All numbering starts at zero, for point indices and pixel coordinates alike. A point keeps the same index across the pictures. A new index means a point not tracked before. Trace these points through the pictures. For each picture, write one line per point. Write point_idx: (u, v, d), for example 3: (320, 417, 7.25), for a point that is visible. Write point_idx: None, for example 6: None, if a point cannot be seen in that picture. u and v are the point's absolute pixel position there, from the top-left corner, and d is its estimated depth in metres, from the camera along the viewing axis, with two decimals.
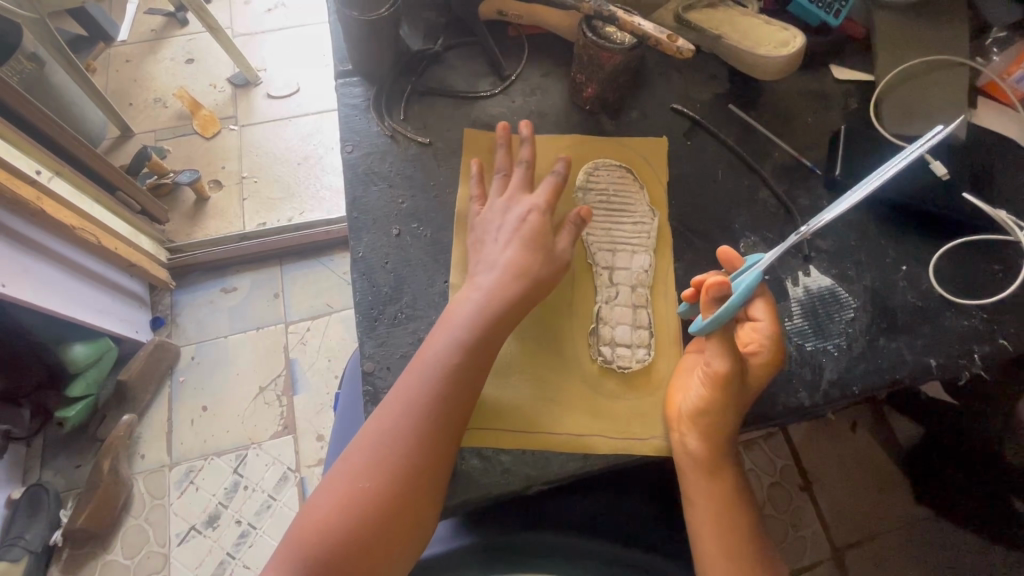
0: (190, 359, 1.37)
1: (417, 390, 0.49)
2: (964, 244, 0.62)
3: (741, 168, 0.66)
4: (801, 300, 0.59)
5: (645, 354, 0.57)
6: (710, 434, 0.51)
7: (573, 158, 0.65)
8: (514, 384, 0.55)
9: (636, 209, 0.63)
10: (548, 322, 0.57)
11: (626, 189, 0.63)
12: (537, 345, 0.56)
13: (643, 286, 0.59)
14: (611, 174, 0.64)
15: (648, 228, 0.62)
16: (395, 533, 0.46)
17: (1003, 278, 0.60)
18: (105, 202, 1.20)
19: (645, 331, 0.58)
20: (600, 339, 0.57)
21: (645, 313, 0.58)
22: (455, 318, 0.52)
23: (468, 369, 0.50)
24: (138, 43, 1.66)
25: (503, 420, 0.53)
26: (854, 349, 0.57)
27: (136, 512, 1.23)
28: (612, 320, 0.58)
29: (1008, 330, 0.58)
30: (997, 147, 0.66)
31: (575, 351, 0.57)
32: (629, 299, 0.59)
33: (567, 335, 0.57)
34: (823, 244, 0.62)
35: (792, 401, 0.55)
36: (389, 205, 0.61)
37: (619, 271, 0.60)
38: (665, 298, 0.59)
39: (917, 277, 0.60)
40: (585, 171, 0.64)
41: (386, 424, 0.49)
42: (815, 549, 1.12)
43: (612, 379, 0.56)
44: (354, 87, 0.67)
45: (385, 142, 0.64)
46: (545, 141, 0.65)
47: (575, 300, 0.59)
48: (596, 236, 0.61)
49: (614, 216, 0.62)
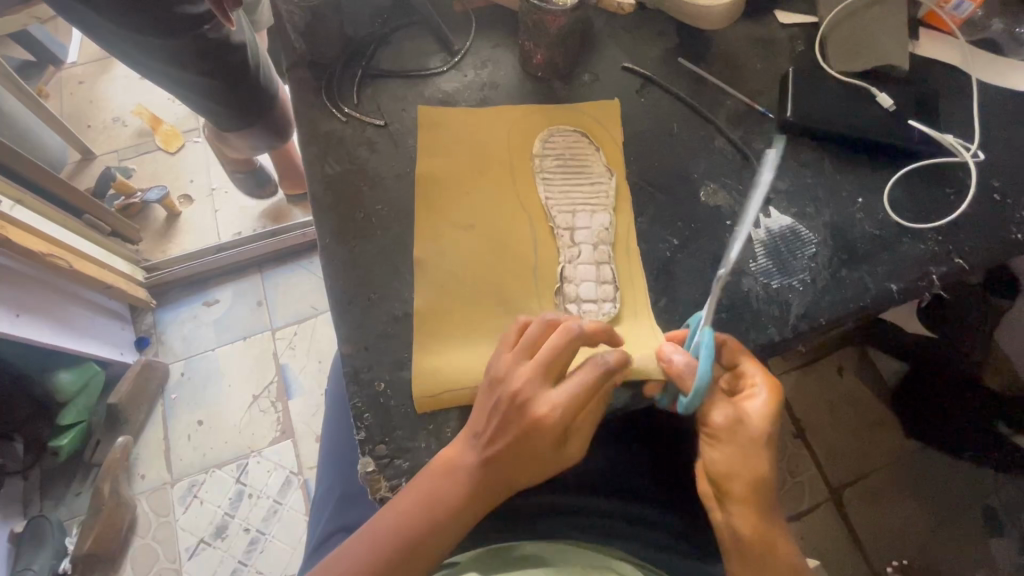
0: (180, 375, 1.37)
1: (421, 495, 0.48)
2: (916, 171, 0.63)
3: (696, 119, 0.67)
4: (764, 240, 0.61)
5: (610, 308, 0.58)
6: (750, 509, 0.51)
7: (525, 125, 0.66)
8: (477, 345, 0.56)
9: (593, 171, 0.64)
10: (513, 293, 0.58)
11: (581, 151, 0.64)
12: (494, 309, 0.57)
13: (605, 244, 0.60)
14: (566, 139, 0.65)
15: (605, 189, 0.63)
16: None
17: (955, 201, 0.62)
18: (73, 225, 1.19)
19: (609, 285, 0.59)
20: (566, 297, 0.58)
21: (608, 269, 0.59)
22: (456, 474, 0.49)
23: (465, 506, 0.49)
24: (87, 63, 1.62)
25: (466, 378, 0.54)
26: (817, 283, 0.59)
27: (143, 532, 1.23)
28: (576, 279, 0.59)
29: (963, 250, 0.60)
30: (940, 76, 0.68)
31: (543, 311, 0.57)
32: (592, 257, 0.60)
33: (529, 300, 0.58)
34: (781, 186, 0.63)
35: (763, 337, 0.57)
36: (352, 190, 0.62)
37: (579, 231, 0.61)
38: (625, 253, 0.60)
39: (873, 208, 0.62)
40: (540, 138, 0.65)
41: (386, 528, 0.48)
42: (811, 491, 1.15)
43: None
44: (305, 76, 0.66)
45: (340, 128, 0.64)
46: (494, 113, 0.66)
47: (536, 264, 0.59)
48: (556, 200, 0.62)
49: (572, 179, 0.63)
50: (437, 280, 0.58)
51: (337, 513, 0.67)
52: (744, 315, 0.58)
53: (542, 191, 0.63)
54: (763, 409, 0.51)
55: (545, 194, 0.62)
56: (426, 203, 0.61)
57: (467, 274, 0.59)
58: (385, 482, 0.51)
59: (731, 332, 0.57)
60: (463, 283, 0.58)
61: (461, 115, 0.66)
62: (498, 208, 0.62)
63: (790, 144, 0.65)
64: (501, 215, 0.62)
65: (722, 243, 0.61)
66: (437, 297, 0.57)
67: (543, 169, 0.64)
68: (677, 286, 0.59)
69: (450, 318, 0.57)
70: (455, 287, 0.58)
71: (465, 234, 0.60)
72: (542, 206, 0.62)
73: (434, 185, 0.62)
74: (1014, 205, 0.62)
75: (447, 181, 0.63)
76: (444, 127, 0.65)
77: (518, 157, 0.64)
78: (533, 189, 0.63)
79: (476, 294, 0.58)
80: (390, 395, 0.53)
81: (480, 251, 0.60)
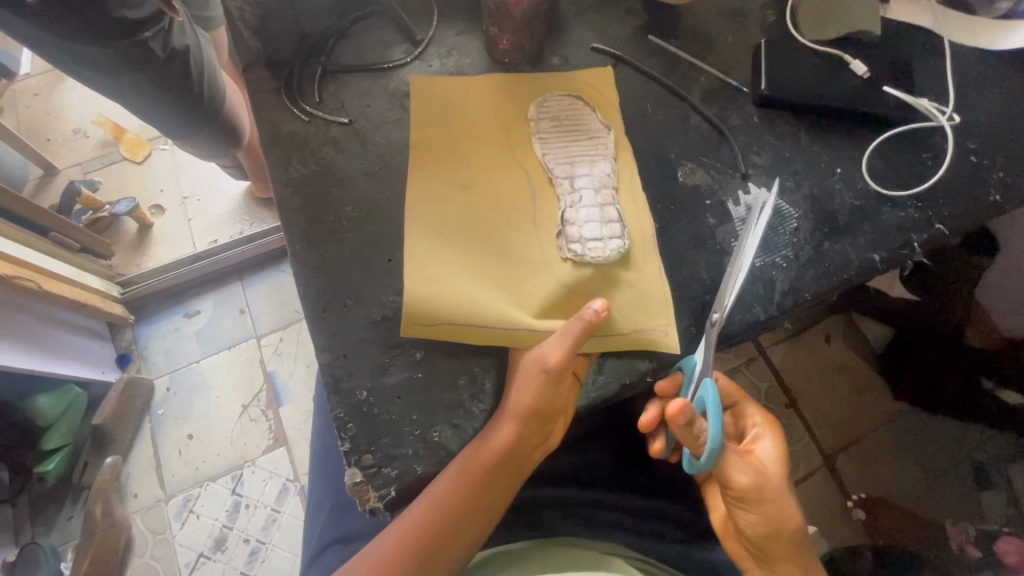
0: (166, 391, 1.34)
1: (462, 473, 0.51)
2: (893, 138, 0.63)
3: (670, 97, 0.65)
4: (744, 218, 0.60)
5: (619, 245, 0.56)
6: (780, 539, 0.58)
7: (520, 97, 0.64)
8: (475, 284, 0.55)
9: (593, 129, 0.62)
10: (512, 241, 0.57)
11: (576, 110, 0.63)
12: (494, 259, 0.56)
13: (607, 188, 0.59)
14: (562, 103, 0.63)
15: (606, 142, 0.62)
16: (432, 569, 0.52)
17: (933, 165, 0.61)
18: (39, 244, 1.15)
19: (615, 223, 0.57)
20: (569, 239, 0.57)
21: (614, 209, 0.58)
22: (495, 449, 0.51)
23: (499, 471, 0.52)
24: (41, 73, 1.55)
25: (472, 321, 0.53)
26: (800, 258, 0.58)
27: (140, 551, 1.21)
28: (578, 220, 0.57)
29: (942, 215, 0.60)
30: (913, 38, 0.67)
31: (543, 257, 0.56)
32: (596, 200, 0.58)
33: (530, 244, 0.57)
34: (759, 161, 0.62)
35: (749, 317, 0.56)
36: (321, 192, 0.59)
37: (581, 178, 0.59)
38: (629, 197, 0.60)
39: (852, 177, 0.61)
40: (536, 104, 0.63)
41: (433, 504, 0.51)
42: (806, 459, 1.16)
43: (586, 273, 0.56)
44: (263, 75, 0.64)
45: (304, 129, 0.62)
46: (486, 89, 0.64)
47: (536, 218, 0.58)
48: (553, 155, 0.60)
49: (571, 136, 0.62)
50: (413, 278, 0.55)
51: (331, 523, 0.66)
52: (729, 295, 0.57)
53: (538, 149, 0.61)
54: (772, 455, 0.59)
55: (541, 151, 0.61)
56: (416, 173, 0.60)
57: (461, 228, 0.57)
58: (374, 492, 0.49)
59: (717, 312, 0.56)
60: (456, 239, 0.57)
61: (428, 107, 0.63)
62: (490, 174, 0.60)
63: (766, 118, 0.64)
64: (493, 179, 0.60)
65: (703, 223, 0.59)
66: (430, 263, 0.55)
67: (539, 132, 0.62)
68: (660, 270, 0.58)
69: (442, 270, 0.55)
70: (451, 246, 0.56)
71: (456, 197, 0.59)
72: (539, 162, 0.61)
73: (424, 159, 0.60)
74: (992, 165, 0.61)
75: (436, 159, 0.61)
76: (431, 113, 0.63)
77: (512, 126, 0.63)
78: (529, 149, 0.61)
79: (476, 248, 0.56)
80: (374, 403, 0.52)
81: (469, 214, 0.58)
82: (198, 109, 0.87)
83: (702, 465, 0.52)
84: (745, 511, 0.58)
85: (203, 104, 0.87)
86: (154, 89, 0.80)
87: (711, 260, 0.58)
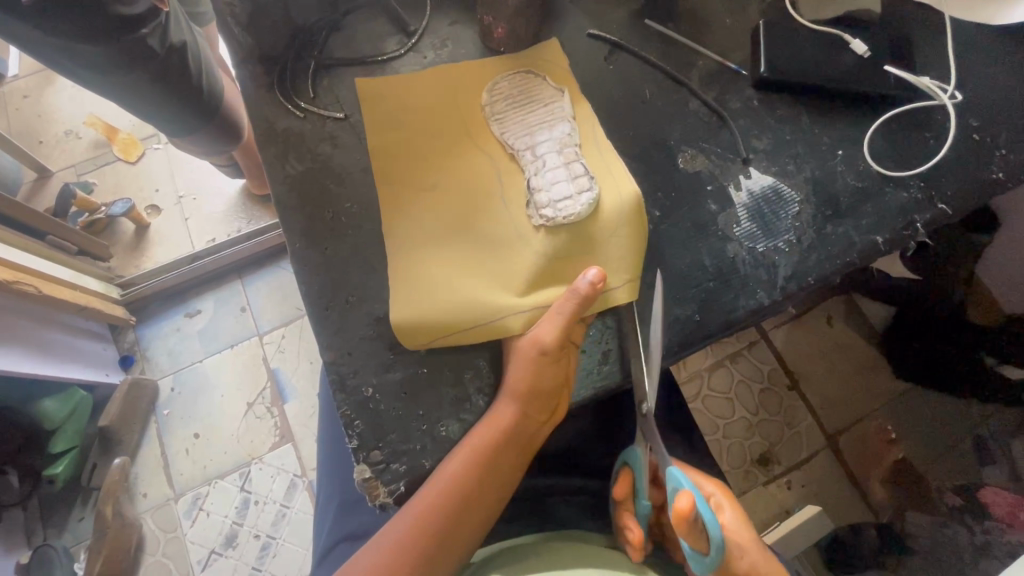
0: (170, 390, 1.34)
1: (461, 465, 0.50)
2: (895, 118, 0.62)
3: (668, 83, 0.64)
4: (747, 203, 0.59)
5: (589, 197, 0.55)
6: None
7: (465, 75, 0.63)
8: (456, 280, 0.54)
9: (544, 97, 0.61)
10: (483, 219, 0.57)
11: (525, 81, 0.62)
12: (472, 246, 0.56)
13: (570, 147, 0.58)
14: (510, 79, 0.62)
15: (562, 104, 0.61)
16: (437, 563, 0.52)
17: (935, 145, 0.61)
18: (36, 248, 1.14)
19: (582, 177, 0.57)
20: (539, 204, 0.56)
21: (579, 166, 0.57)
22: (497, 433, 0.51)
23: (497, 458, 0.51)
24: (30, 75, 1.53)
25: (458, 315, 0.53)
26: (803, 242, 0.58)
27: (152, 549, 1.22)
28: (545, 185, 0.56)
29: (945, 194, 0.59)
30: (912, 15, 0.66)
31: (517, 228, 0.56)
32: (559, 162, 0.57)
33: (503, 219, 0.57)
34: (760, 145, 0.62)
35: (752, 302, 0.56)
36: (319, 189, 0.59)
37: (542, 144, 0.58)
38: (593, 152, 0.59)
39: (853, 159, 0.61)
40: (486, 91, 0.62)
41: (432, 500, 0.50)
42: (810, 440, 1.16)
43: (561, 235, 0.55)
44: (255, 73, 0.63)
45: (298, 126, 0.61)
46: (435, 73, 0.63)
47: (504, 193, 0.58)
48: (511, 130, 0.60)
49: (524, 108, 0.61)
50: (412, 271, 0.55)
51: (340, 519, 0.67)
52: (732, 281, 0.57)
53: (496, 130, 0.60)
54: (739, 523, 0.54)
55: (498, 130, 0.60)
56: (379, 169, 0.59)
57: (439, 220, 0.57)
58: (383, 488, 0.50)
59: (720, 299, 0.56)
60: (433, 232, 0.57)
61: (421, 97, 0.62)
62: (452, 157, 0.60)
63: (766, 101, 0.64)
64: (457, 160, 0.60)
65: (705, 210, 0.59)
66: (412, 252, 0.56)
67: (495, 113, 0.61)
68: (662, 257, 0.58)
69: (422, 269, 0.55)
70: (429, 233, 0.57)
71: (429, 188, 0.58)
72: (497, 141, 0.60)
73: (388, 155, 0.60)
74: (994, 143, 0.61)
75: (398, 151, 0.60)
76: (387, 104, 0.62)
77: (465, 107, 0.62)
78: (487, 132, 0.61)
79: (451, 230, 0.57)
80: (379, 399, 0.52)
81: (444, 198, 0.58)
82: (192, 107, 0.86)
83: (715, 556, 0.48)
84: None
85: (198, 102, 0.86)
86: (148, 88, 0.79)
87: (713, 247, 0.58)
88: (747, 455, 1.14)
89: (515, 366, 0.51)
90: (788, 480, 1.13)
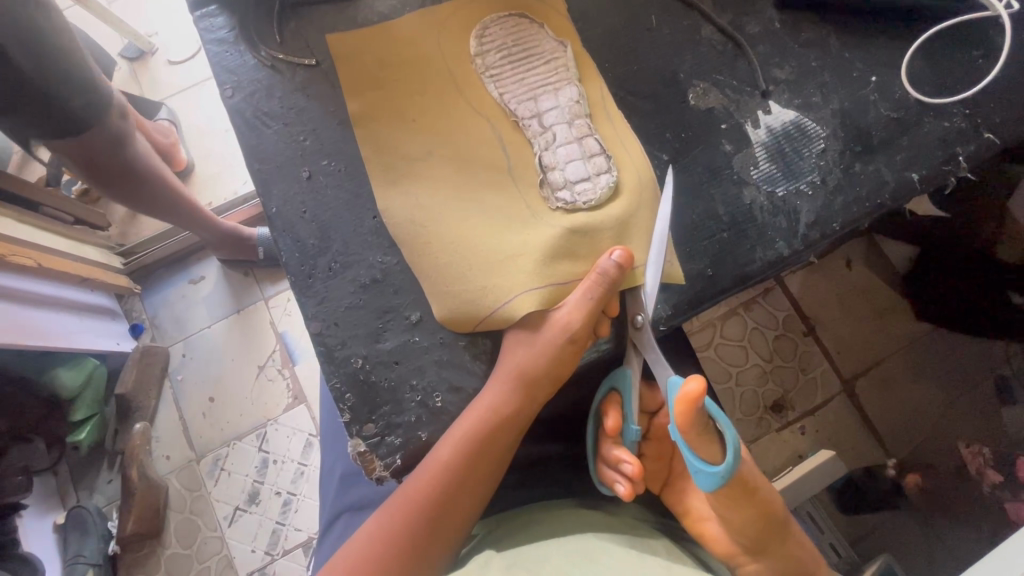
0: (182, 357, 1.35)
1: (460, 441, 0.47)
2: (937, 37, 0.55)
3: (677, 7, 0.57)
4: (766, 142, 0.53)
5: (610, 178, 0.51)
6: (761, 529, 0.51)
7: (452, 24, 0.56)
8: (464, 267, 0.50)
9: (545, 49, 0.55)
10: (490, 194, 0.52)
11: (525, 31, 0.55)
12: (475, 215, 0.51)
13: (581, 117, 0.53)
14: (506, 24, 0.56)
15: (566, 62, 0.55)
16: (435, 545, 0.50)
17: (984, 65, 0.53)
18: (30, 220, 1.11)
19: (600, 157, 0.52)
20: (554, 186, 0.51)
21: (593, 141, 0.52)
22: (496, 417, 0.48)
23: (496, 443, 0.49)
24: None
25: (471, 300, 0.49)
26: (828, 184, 0.52)
27: (180, 507, 1.26)
28: (559, 163, 0.52)
29: (992, 121, 0.52)
30: None
31: (528, 204, 0.51)
32: (569, 135, 0.52)
33: (514, 197, 0.52)
34: (782, 74, 0.55)
35: (771, 253, 0.51)
36: (291, 146, 0.54)
37: (548, 113, 0.53)
38: (604, 121, 0.54)
39: (888, 87, 0.54)
40: (474, 36, 0.56)
41: (428, 480, 0.48)
42: (823, 387, 1.11)
43: (580, 220, 0.50)
44: (214, 17, 0.57)
45: (265, 76, 0.56)
46: (418, 20, 0.57)
47: (511, 165, 0.52)
48: (511, 92, 0.54)
49: (525, 64, 0.55)
50: (398, 234, 0.51)
51: (344, 487, 0.66)
52: (748, 231, 0.52)
53: (492, 89, 0.54)
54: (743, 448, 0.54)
55: (497, 90, 0.54)
56: (364, 131, 0.54)
57: (443, 194, 0.52)
58: (379, 461, 0.48)
59: (735, 251, 0.51)
60: (433, 203, 0.51)
61: (402, 40, 0.56)
62: (452, 126, 0.54)
63: (790, 24, 0.56)
64: (456, 127, 0.54)
65: (718, 152, 0.53)
66: (410, 227, 0.51)
67: (488, 68, 0.55)
68: (671, 208, 0.52)
69: (424, 248, 0.51)
70: (427, 204, 0.52)
71: (426, 160, 0.53)
72: (497, 106, 0.54)
73: (371, 120, 0.54)
74: None
75: (382, 114, 0.54)
76: (363, 56, 0.56)
77: (455, 62, 0.55)
78: (481, 89, 0.55)
79: (448, 200, 0.51)
80: (370, 370, 0.49)
81: (442, 163, 0.53)
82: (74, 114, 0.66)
83: (730, 460, 0.45)
84: (733, 509, 0.51)
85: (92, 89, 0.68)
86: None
87: (728, 193, 0.52)
88: (760, 402, 1.11)
89: (521, 348, 0.49)
90: (801, 425, 1.10)
